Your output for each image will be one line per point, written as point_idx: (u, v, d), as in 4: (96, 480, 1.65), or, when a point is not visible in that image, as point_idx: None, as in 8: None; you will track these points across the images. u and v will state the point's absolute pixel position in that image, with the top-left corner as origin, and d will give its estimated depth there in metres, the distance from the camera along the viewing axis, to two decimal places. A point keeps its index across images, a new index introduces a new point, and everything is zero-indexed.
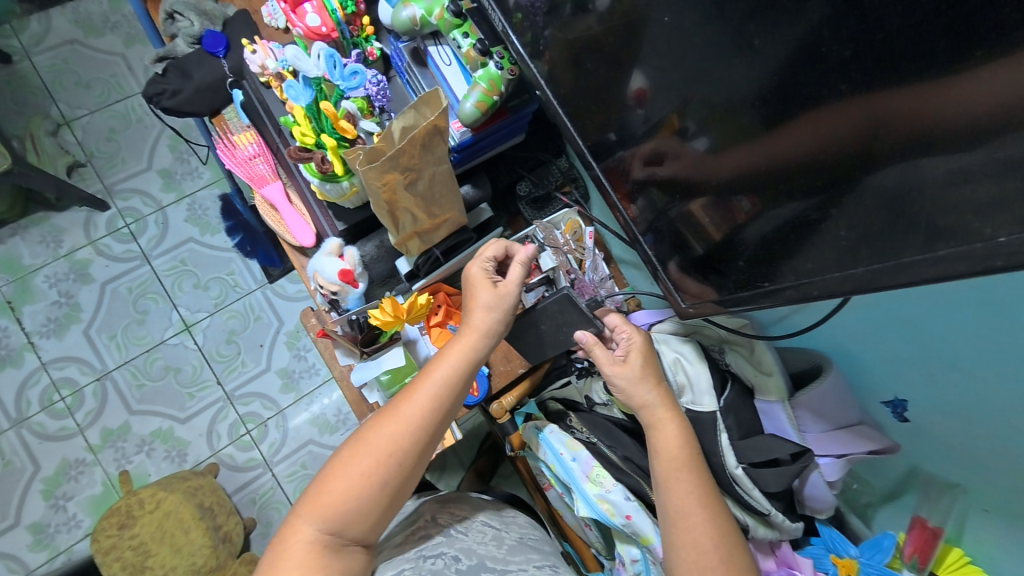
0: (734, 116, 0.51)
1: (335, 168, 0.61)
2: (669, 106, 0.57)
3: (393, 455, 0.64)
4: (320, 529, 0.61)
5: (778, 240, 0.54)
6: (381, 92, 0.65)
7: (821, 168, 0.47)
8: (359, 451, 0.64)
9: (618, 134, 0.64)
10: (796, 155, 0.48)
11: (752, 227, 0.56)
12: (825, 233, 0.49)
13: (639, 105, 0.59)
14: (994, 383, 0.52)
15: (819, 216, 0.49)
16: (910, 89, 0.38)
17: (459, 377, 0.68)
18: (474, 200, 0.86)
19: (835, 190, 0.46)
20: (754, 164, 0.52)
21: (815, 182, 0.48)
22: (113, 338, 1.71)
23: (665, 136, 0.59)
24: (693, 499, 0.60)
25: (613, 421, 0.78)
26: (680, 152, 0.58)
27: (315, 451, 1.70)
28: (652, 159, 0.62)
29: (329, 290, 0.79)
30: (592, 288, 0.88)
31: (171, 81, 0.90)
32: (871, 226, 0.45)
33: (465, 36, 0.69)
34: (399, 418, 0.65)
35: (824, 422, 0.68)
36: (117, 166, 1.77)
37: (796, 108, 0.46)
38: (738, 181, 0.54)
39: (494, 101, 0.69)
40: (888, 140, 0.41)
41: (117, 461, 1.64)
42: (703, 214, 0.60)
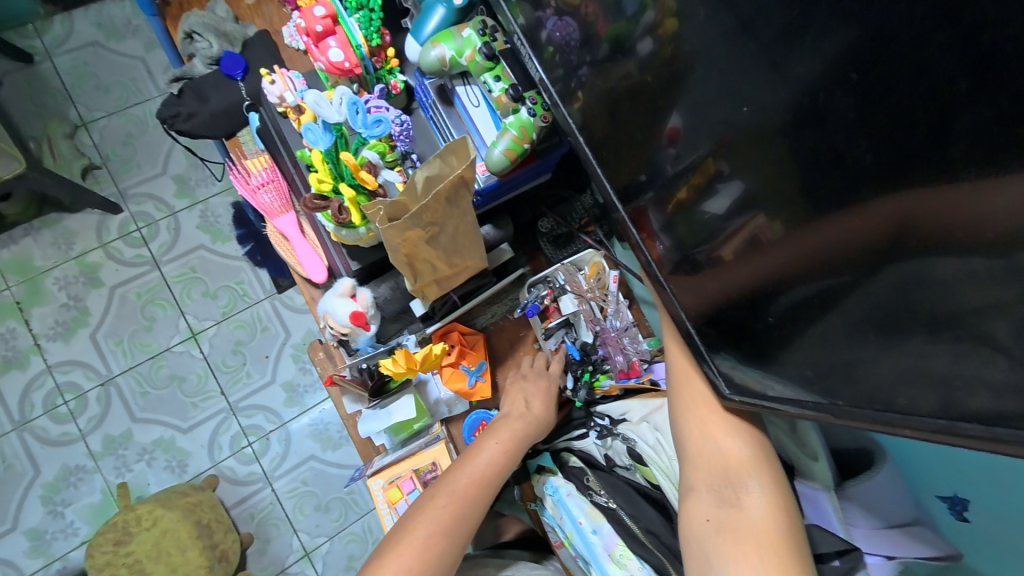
0: (772, 149, 0.44)
1: (353, 218, 0.57)
2: (703, 148, 0.50)
3: (455, 527, 0.66)
4: None
5: (808, 312, 0.47)
6: (405, 132, 0.59)
7: (856, 247, 0.41)
8: (423, 523, 0.65)
9: (648, 175, 0.57)
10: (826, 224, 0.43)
11: (782, 297, 0.49)
12: (864, 318, 0.43)
13: (670, 144, 0.53)
14: None
15: (848, 292, 0.44)
16: (970, 181, 0.34)
17: (501, 459, 0.72)
18: (495, 240, 0.82)
19: (870, 268, 0.41)
20: (777, 228, 0.47)
21: (840, 258, 0.43)
22: (119, 344, 1.69)
23: (699, 181, 0.52)
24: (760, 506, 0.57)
25: (632, 485, 0.73)
26: (713, 196, 0.51)
27: (316, 467, 1.67)
28: (686, 204, 0.55)
29: (339, 331, 0.75)
30: (619, 343, 0.83)
31: (186, 103, 0.88)
32: (911, 308, 0.40)
33: (496, 79, 0.64)
34: (453, 495, 0.68)
35: (874, 517, 0.60)
36: (131, 170, 1.76)
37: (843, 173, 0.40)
38: (760, 252, 0.49)
39: (524, 149, 0.65)
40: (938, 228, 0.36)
41: (117, 470, 1.62)
42: (724, 269, 0.54)
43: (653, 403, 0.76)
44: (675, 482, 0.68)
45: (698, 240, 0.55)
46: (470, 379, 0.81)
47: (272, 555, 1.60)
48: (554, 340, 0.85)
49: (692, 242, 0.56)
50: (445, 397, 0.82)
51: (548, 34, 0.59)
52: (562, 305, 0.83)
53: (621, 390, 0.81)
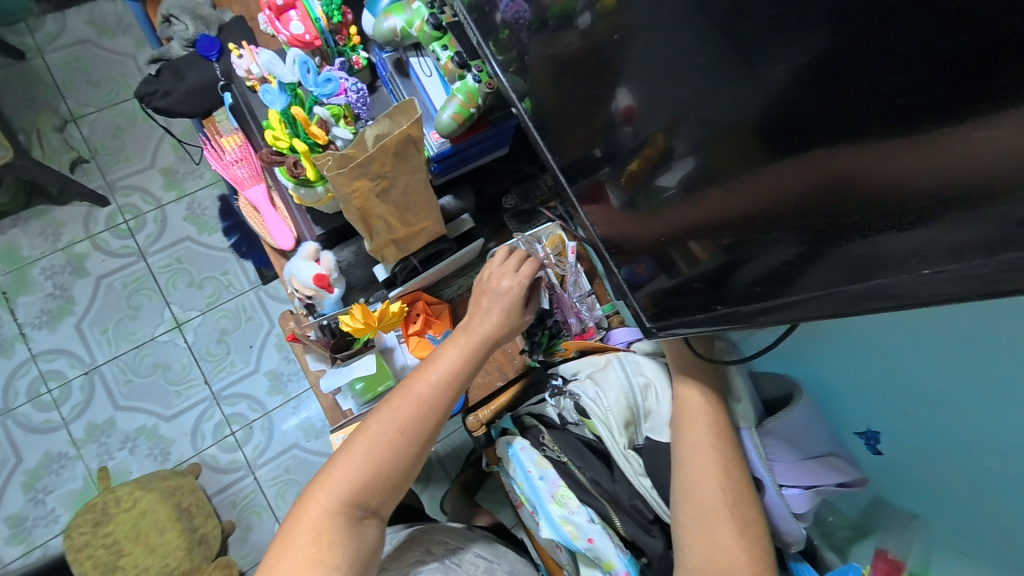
0: (742, 140, 0.43)
1: (307, 172, 0.61)
2: (657, 124, 0.50)
3: (403, 437, 0.65)
4: (330, 519, 0.60)
5: (774, 288, 0.47)
6: (361, 100, 0.65)
7: (805, 215, 0.42)
8: (370, 436, 0.65)
9: (606, 150, 0.58)
10: (777, 198, 0.43)
11: (740, 273, 0.50)
12: (806, 283, 0.44)
13: (626, 123, 0.54)
14: (957, 414, 0.53)
15: (802, 263, 0.44)
16: (898, 143, 0.34)
17: (454, 370, 0.70)
18: (456, 211, 0.87)
19: (819, 235, 0.42)
20: (731, 205, 0.47)
21: (791, 226, 0.43)
22: (104, 332, 1.71)
23: (650, 155, 0.53)
24: (724, 494, 0.59)
25: (582, 440, 0.76)
26: (665, 171, 0.52)
27: (299, 455, 1.68)
28: (639, 177, 0.56)
29: (304, 294, 0.79)
30: (571, 303, 0.89)
31: (163, 82, 0.92)
32: (862, 272, 0.40)
33: (443, 48, 0.69)
34: (388, 427, 0.65)
35: (794, 450, 0.62)
36: (120, 163, 1.80)
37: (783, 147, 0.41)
38: (709, 210, 0.49)
39: (471, 112, 0.70)
40: (886, 197, 0.36)
41: (99, 456, 1.63)
42: (686, 245, 0.54)
43: (597, 360, 0.77)
44: (613, 436, 0.70)
45: (655, 218, 0.56)
46: (436, 346, 0.85)
47: (254, 542, 1.61)
48: None
49: (647, 221, 0.57)
50: (411, 363, 0.86)
51: (502, 17, 0.61)
52: None
53: (575, 352, 0.85)
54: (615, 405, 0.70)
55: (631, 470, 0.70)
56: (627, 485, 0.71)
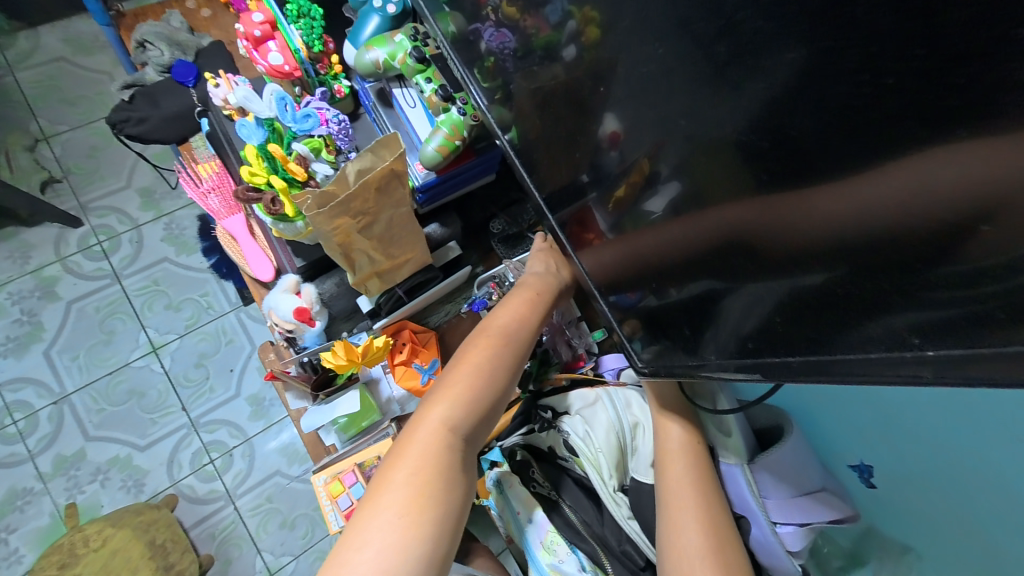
0: (725, 161, 0.39)
1: (285, 209, 0.59)
2: (642, 148, 0.47)
3: (458, 421, 0.61)
4: (399, 515, 0.51)
5: (788, 343, 0.41)
6: (343, 132, 0.64)
7: (804, 255, 0.36)
8: (423, 425, 0.59)
9: (592, 175, 0.57)
10: (771, 233, 0.38)
11: (738, 310, 0.45)
12: (811, 339, 0.39)
13: (612, 146, 0.52)
14: (944, 448, 0.53)
15: (789, 307, 0.40)
16: (889, 169, 0.29)
17: (499, 355, 0.67)
18: (442, 238, 0.86)
19: (823, 280, 0.36)
20: (722, 237, 0.43)
21: (783, 266, 0.39)
22: (76, 359, 1.64)
23: (637, 179, 0.50)
24: (701, 532, 0.58)
25: (574, 477, 0.76)
26: (652, 195, 0.49)
27: (282, 483, 1.62)
28: (625, 203, 0.54)
29: (284, 328, 0.76)
30: (565, 337, 0.87)
31: (138, 108, 0.90)
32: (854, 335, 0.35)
33: (427, 81, 0.68)
34: (453, 400, 0.62)
35: (786, 487, 0.60)
36: (94, 183, 1.75)
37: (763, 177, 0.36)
38: (694, 245, 0.47)
39: (456, 145, 0.69)
40: (903, 248, 0.30)
41: (68, 491, 1.55)
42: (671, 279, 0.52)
43: (587, 395, 0.76)
44: (602, 475, 0.70)
45: (643, 251, 0.54)
46: (422, 377, 0.81)
47: None
48: None
49: (632, 256, 0.56)
50: (397, 396, 0.83)
51: (487, 45, 0.60)
52: None
53: (565, 379, 0.83)
54: (605, 444, 0.70)
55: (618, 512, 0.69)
56: (616, 528, 0.70)
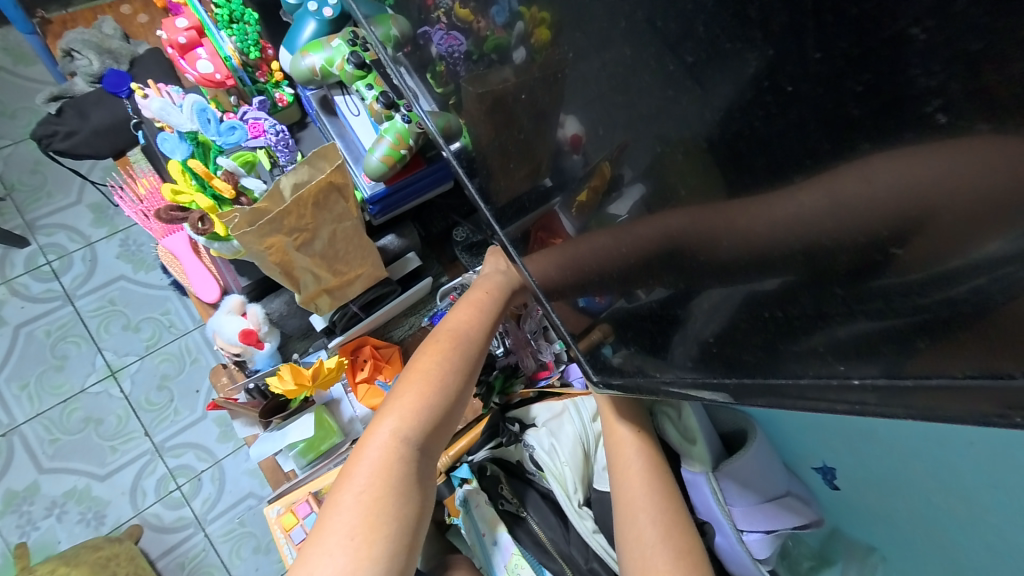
0: (680, 164, 0.34)
1: (216, 229, 0.55)
2: (604, 151, 0.41)
3: (405, 435, 0.60)
4: (343, 540, 0.52)
5: (721, 363, 0.40)
6: (282, 142, 0.62)
7: (752, 275, 0.33)
8: (370, 442, 0.59)
9: (555, 178, 0.49)
10: (704, 252, 0.36)
11: (675, 333, 0.45)
12: (743, 360, 0.38)
13: (574, 151, 0.44)
14: (909, 453, 0.52)
15: (735, 334, 0.37)
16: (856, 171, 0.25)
17: (448, 361, 0.66)
18: (400, 250, 0.82)
19: (754, 303, 0.34)
20: (654, 251, 0.40)
21: (716, 286, 0.37)
22: (25, 388, 1.55)
23: (599, 185, 0.44)
24: (660, 550, 0.55)
25: (540, 491, 0.72)
26: (618, 199, 0.42)
27: (254, 506, 1.54)
28: (591, 207, 0.47)
29: (231, 351, 0.72)
30: (529, 346, 0.85)
31: (66, 121, 0.85)
32: (790, 362, 0.34)
33: (369, 88, 0.65)
34: (404, 413, 0.61)
35: (751, 493, 0.58)
36: (41, 200, 1.65)
37: (705, 203, 0.33)
38: (629, 256, 0.44)
39: (402, 154, 0.66)
40: (838, 264, 0.28)
41: (20, 528, 1.46)
42: (618, 290, 0.49)
43: (554, 406, 0.74)
44: (567, 488, 0.67)
45: (584, 263, 0.51)
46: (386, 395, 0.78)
47: None
48: None
49: (576, 259, 0.52)
50: (360, 414, 0.79)
51: (437, 49, 0.54)
52: None
53: (534, 391, 0.80)
54: (571, 456, 0.68)
55: (584, 526, 0.66)
56: (583, 546, 0.66)
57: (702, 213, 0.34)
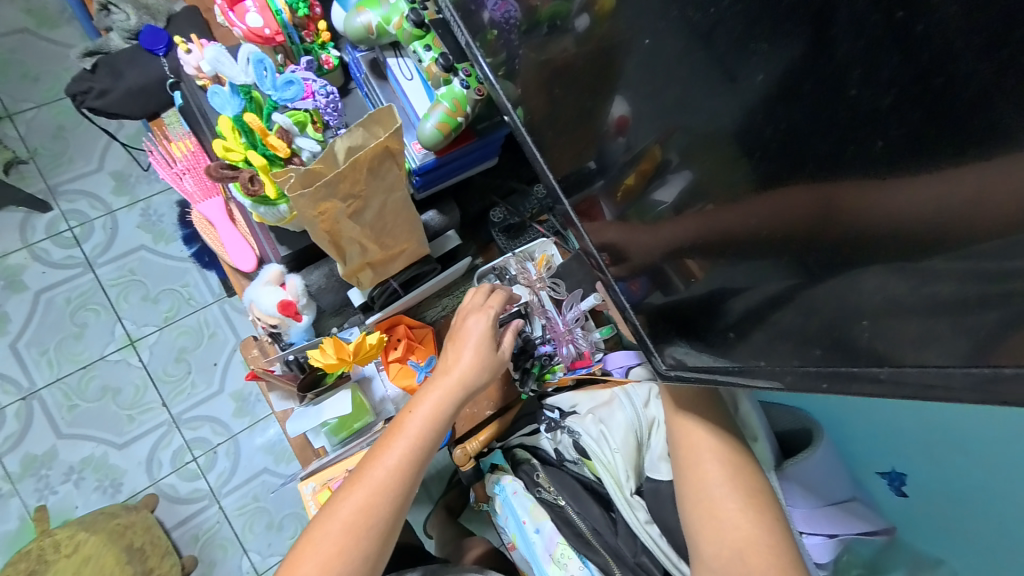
0: (780, 130, 0.34)
1: (266, 191, 0.55)
2: (650, 136, 0.44)
3: (377, 505, 0.58)
4: None
5: (806, 334, 0.40)
6: (331, 105, 0.60)
7: (856, 240, 0.34)
8: (342, 506, 0.57)
9: (598, 163, 0.52)
10: (796, 209, 0.36)
11: (720, 319, 0.47)
12: (816, 354, 0.39)
13: (619, 133, 0.47)
14: (1000, 465, 0.49)
15: (806, 287, 0.38)
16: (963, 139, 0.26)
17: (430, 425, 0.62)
18: (440, 227, 0.80)
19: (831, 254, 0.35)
20: (750, 217, 0.40)
21: (806, 271, 0.38)
22: (44, 354, 1.55)
23: (646, 170, 0.46)
24: (740, 510, 0.53)
25: (578, 479, 0.71)
26: (661, 187, 0.46)
27: (268, 482, 1.54)
28: (633, 192, 0.49)
29: (267, 323, 0.69)
30: (567, 334, 0.80)
31: (100, 79, 0.82)
32: (852, 334, 0.37)
33: (426, 48, 0.61)
34: (378, 482, 0.58)
35: (814, 497, 0.57)
36: (63, 166, 1.63)
37: (791, 128, 0.34)
38: (715, 233, 0.43)
39: (458, 122, 0.62)
40: (937, 227, 0.29)
41: (38, 492, 1.47)
42: (685, 263, 0.47)
43: (600, 395, 0.72)
44: (618, 479, 0.64)
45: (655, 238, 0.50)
46: (418, 375, 0.76)
47: None
48: None
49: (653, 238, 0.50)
50: (391, 395, 0.77)
51: (490, 16, 0.53)
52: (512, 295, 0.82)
53: (571, 380, 0.80)
54: (622, 445, 0.65)
55: (635, 517, 0.62)
56: (631, 539, 0.63)
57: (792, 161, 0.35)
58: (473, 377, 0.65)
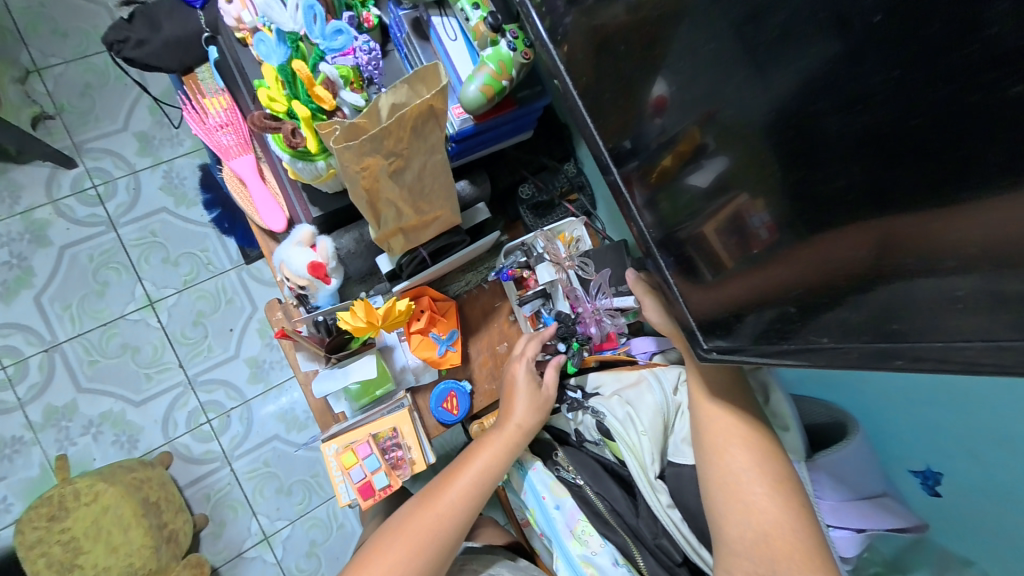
0: (888, 71, 0.32)
1: (307, 144, 0.56)
2: (689, 120, 0.44)
3: (439, 531, 0.63)
4: None
5: (880, 312, 0.38)
6: (372, 63, 0.61)
7: (967, 199, 0.31)
8: (409, 529, 0.62)
9: (633, 143, 0.49)
10: (908, 161, 0.32)
11: (779, 296, 0.43)
12: (890, 328, 0.38)
13: (656, 115, 0.47)
14: None
15: (899, 245, 0.35)
16: None
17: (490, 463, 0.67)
18: (471, 198, 0.78)
19: (936, 211, 0.32)
20: (833, 175, 0.36)
21: (891, 236, 0.35)
22: (67, 309, 1.57)
23: (684, 152, 0.46)
24: (767, 495, 0.53)
25: (598, 460, 0.72)
26: (696, 171, 0.46)
27: (280, 448, 1.57)
28: (669, 174, 0.48)
29: (296, 284, 0.69)
30: (590, 312, 0.79)
31: (137, 30, 0.81)
32: (951, 301, 0.34)
33: (474, 7, 0.59)
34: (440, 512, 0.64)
35: (843, 489, 0.57)
36: (89, 124, 1.64)
37: (910, 74, 0.31)
38: (797, 201, 0.39)
39: (502, 86, 0.60)
40: None
41: (58, 443, 1.51)
42: (711, 250, 0.46)
43: (628, 377, 0.71)
44: (642, 462, 0.63)
45: (683, 219, 0.48)
46: (439, 348, 0.76)
47: (229, 538, 1.51)
48: (530, 309, 0.81)
49: (674, 222, 0.49)
50: (412, 365, 0.77)
51: None
52: (538, 274, 0.79)
53: (595, 362, 0.79)
54: (650, 426, 0.64)
55: (656, 500, 0.62)
56: (651, 521, 0.64)
57: (909, 106, 0.31)
58: (530, 421, 0.70)
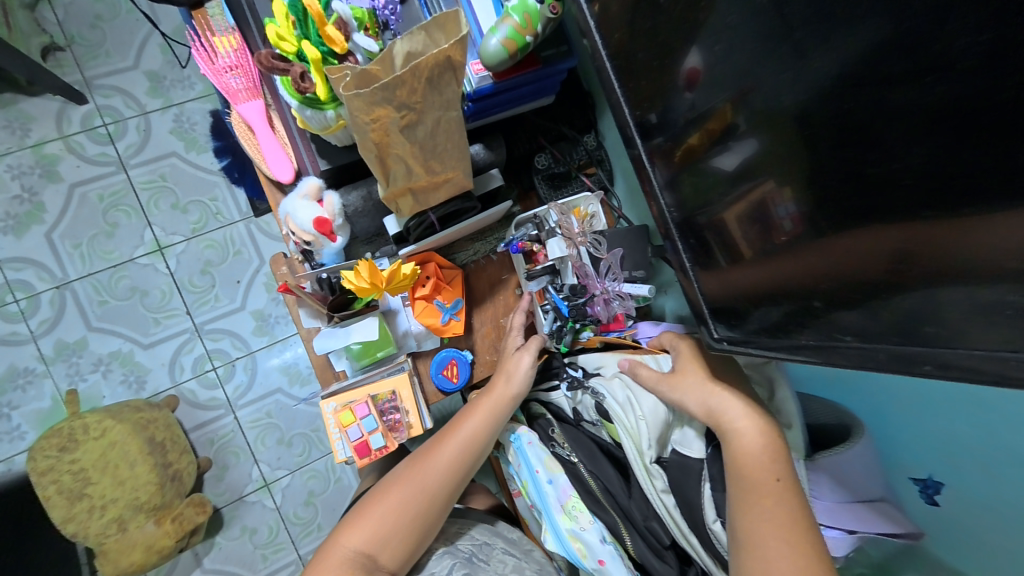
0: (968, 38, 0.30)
1: (317, 90, 0.53)
2: (724, 95, 0.45)
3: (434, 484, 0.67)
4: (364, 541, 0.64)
5: (916, 317, 0.38)
6: (390, 7, 0.59)
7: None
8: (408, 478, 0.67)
9: (660, 117, 0.50)
10: (983, 138, 0.31)
11: (804, 288, 0.45)
12: (924, 331, 0.38)
13: (687, 88, 0.47)
14: None
15: (955, 226, 0.34)
16: None
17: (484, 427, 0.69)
18: (485, 163, 0.75)
19: (1006, 185, 0.31)
20: (887, 156, 0.36)
21: (942, 221, 0.35)
22: (77, 248, 1.58)
23: (714, 129, 0.47)
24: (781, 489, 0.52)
25: (595, 440, 0.71)
26: (725, 152, 0.47)
27: (282, 401, 1.60)
28: (695, 154, 0.50)
29: (301, 238, 0.67)
30: (600, 288, 0.75)
31: None
32: (999, 305, 0.34)
33: None
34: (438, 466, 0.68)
35: (843, 491, 0.59)
36: (99, 58, 1.59)
37: (1002, 37, 0.29)
38: (847, 185, 0.39)
39: (526, 41, 0.56)
40: None
41: (69, 377, 1.55)
42: (731, 235, 0.49)
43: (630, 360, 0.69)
44: (640, 445, 0.62)
45: (702, 204, 0.51)
46: (443, 315, 0.75)
47: (230, 482, 1.57)
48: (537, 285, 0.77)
49: (694, 205, 0.52)
50: (414, 330, 0.76)
51: None
52: (548, 249, 0.75)
53: (599, 342, 0.76)
54: (650, 412, 0.63)
55: (651, 485, 0.62)
56: (643, 503, 0.64)
57: (997, 75, 0.30)
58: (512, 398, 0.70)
